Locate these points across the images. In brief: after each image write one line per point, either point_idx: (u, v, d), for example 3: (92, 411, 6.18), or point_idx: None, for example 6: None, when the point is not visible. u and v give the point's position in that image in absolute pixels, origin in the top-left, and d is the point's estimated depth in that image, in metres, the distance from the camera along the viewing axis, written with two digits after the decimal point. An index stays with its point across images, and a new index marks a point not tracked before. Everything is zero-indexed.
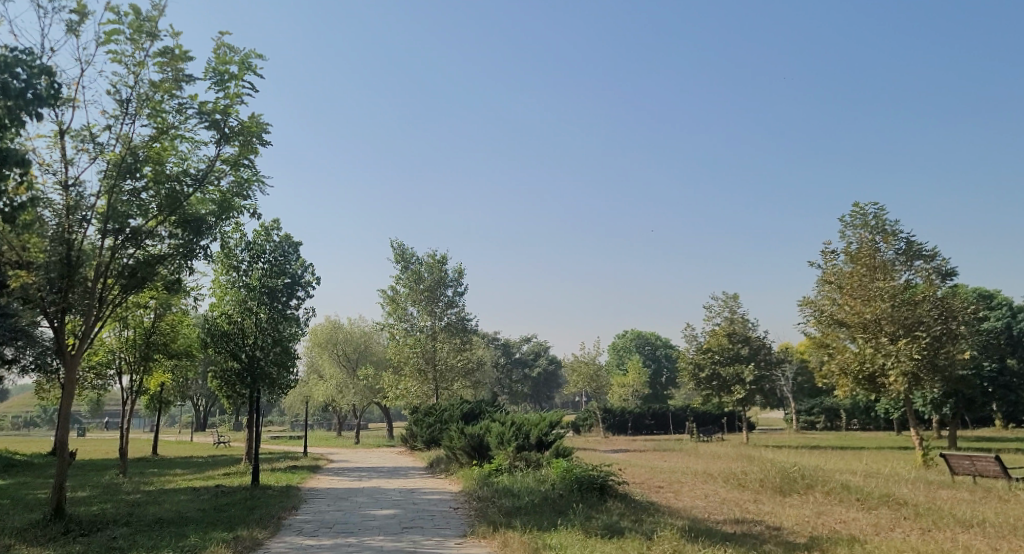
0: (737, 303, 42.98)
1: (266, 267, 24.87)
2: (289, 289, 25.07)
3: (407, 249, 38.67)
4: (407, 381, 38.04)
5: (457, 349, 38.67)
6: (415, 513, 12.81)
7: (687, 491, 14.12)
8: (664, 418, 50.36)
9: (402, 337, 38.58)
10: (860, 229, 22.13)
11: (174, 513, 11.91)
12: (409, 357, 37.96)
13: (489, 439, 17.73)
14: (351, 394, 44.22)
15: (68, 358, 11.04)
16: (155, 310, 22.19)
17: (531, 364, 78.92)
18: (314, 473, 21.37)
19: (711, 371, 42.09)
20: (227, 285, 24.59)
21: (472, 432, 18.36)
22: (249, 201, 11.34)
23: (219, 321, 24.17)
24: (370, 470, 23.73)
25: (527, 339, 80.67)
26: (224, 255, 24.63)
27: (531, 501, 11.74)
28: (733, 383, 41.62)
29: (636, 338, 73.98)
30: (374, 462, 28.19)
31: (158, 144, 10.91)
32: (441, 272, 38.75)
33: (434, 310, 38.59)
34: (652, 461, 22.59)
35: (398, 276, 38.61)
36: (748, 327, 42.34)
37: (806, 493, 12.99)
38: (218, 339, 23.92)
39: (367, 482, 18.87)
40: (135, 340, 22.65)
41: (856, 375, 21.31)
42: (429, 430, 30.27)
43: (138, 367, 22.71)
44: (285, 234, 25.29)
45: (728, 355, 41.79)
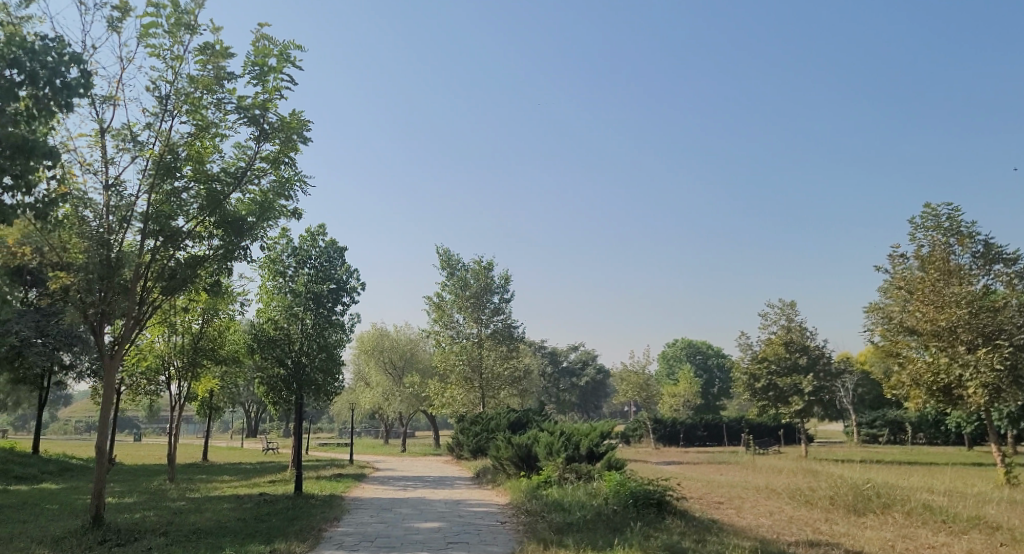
0: (794, 311, 41.60)
1: (312, 273, 24.76)
2: (335, 295, 24.91)
3: (453, 255, 38.34)
4: (453, 389, 37.65)
5: (504, 357, 38.14)
6: (462, 526, 12.25)
7: (749, 508, 13.27)
8: (717, 429, 48.99)
9: (449, 345, 38.20)
10: (933, 232, 21.01)
11: (214, 522, 11.55)
12: (456, 364, 37.56)
13: (537, 450, 17.10)
14: (397, 401, 44.02)
15: (108, 362, 10.76)
16: (202, 316, 22.29)
17: (579, 373, 78.00)
18: (360, 482, 21.00)
19: (766, 382, 40.79)
20: (273, 291, 24.46)
21: (521, 442, 17.73)
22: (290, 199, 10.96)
23: (265, 327, 24.10)
24: (416, 479, 23.28)
25: (575, 348, 79.78)
26: (271, 260, 24.56)
27: (584, 516, 11.09)
28: (790, 394, 40.22)
29: (686, 347, 72.52)
30: (421, 471, 27.79)
31: (197, 142, 10.57)
32: (488, 278, 38.27)
33: (481, 317, 38.14)
34: (708, 475, 21.64)
35: (445, 283, 38.25)
36: (805, 336, 40.90)
37: (882, 514, 12.06)
38: (265, 345, 23.86)
39: (412, 492, 18.39)
40: (184, 346, 22.70)
41: (930, 386, 20.15)
42: (476, 439, 29.76)
43: (187, 373, 22.77)
44: (331, 239, 25.12)
45: (785, 364, 40.48)
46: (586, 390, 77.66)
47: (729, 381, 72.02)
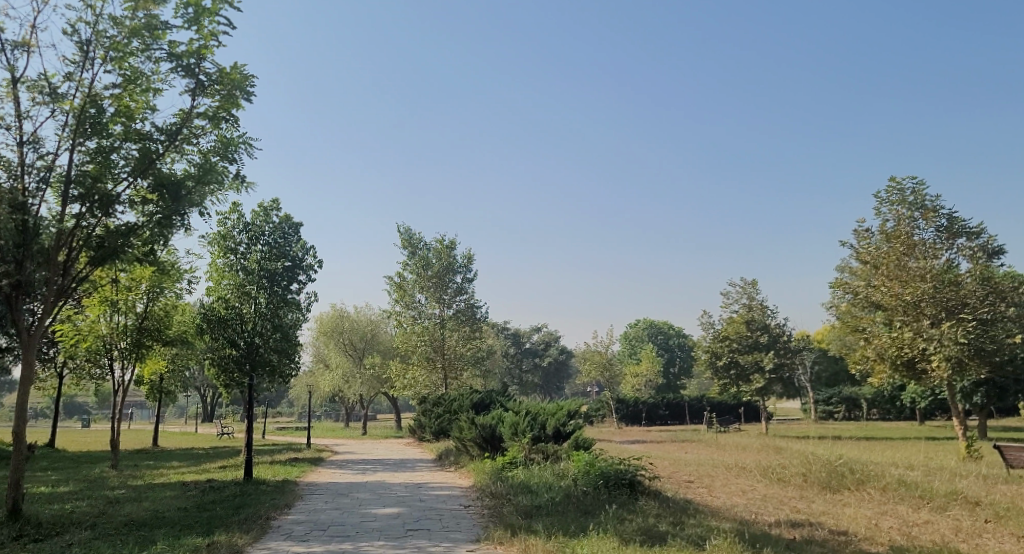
0: (756, 290, 41.55)
1: (267, 250, 23.67)
2: (290, 273, 23.89)
3: (413, 234, 37.38)
4: (415, 370, 36.88)
5: (466, 337, 37.39)
6: (423, 512, 11.52)
7: (721, 487, 12.77)
8: (679, 408, 49.01)
9: (409, 326, 37.29)
10: (897, 206, 20.76)
11: (150, 512, 10.64)
12: (417, 345, 36.74)
13: (501, 430, 16.41)
14: (358, 384, 43.11)
15: (26, 338, 9.77)
16: (146, 294, 21.12)
17: (542, 353, 77.67)
18: (316, 466, 20.13)
19: (729, 360, 40.80)
20: (224, 268, 23.17)
21: (484, 422, 17.03)
22: (231, 159, 10.06)
23: (216, 306, 22.92)
24: (376, 462, 22.48)
25: (537, 329, 79.37)
26: (221, 236, 23.34)
27: (551, 499, 10.45)
28: (752, 372, 40.23)
29: (648, 327, 72.61)
30: (381, 454, 27.03)
31: (126, 96, 9.63)
32: (449, 258, 37.38)
33: (443, 297, 37.27)
34: (677, 454, 21.23)
35: (405, 262, 37.27)
36: (767, 314, 40.88)
37: (858, 490, 11.64)
38: (215, 325, 22.73)
39: (371, 476, 17.60)
40: (127, 328, 21.46)
41: (894, 361, 19.92)
42: (438, 421, 29.05)
43: (131, 355, 21.44)
44: (285, 215, 24.03)
45: (747, 343, 40.44)
46: (549, 371, 77.41)
47: (690, 360, 72.36)
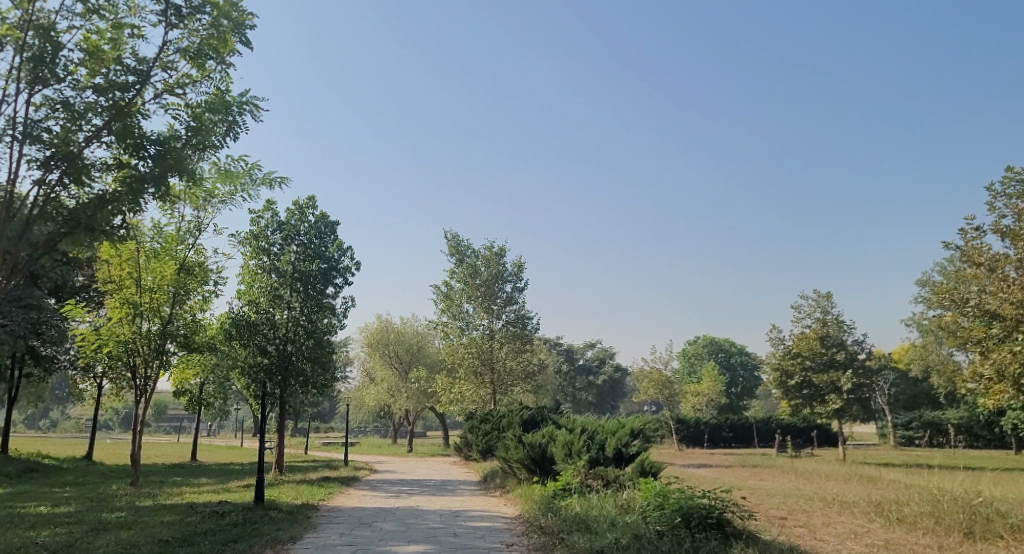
0: (830, 303, 38.45)
1: (302, 251, 22.06)
2: (325, 275, 22.20)
3: (461, 240, 35.55)
4: (462, 384, 34.97)
5: (517, 351, 35.27)
6: (457, 550, 9.41)
7: (826, 528, 10.33)
8: (744, 430, 45.89)
9: (457, 337, 35.40)
10: (1017, 199, 17.97)
11: (123, 546, 8.73)
12: (464, 358, 34.78)
13: (552, 451, 14.18)
14: (403, 399, 41.42)
15: None
16: (172, 294, 19.34)
17: (596, 371, 74.97)
18: (347, 486, 18.19)
19: (801, 379, 37.81)
20: (256, 271, 21.54)
21: (534, 441, 14.80)
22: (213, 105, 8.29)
23: (246, 310, 21.39)
24: (415, 483, 20.44)
25: (591, 345, 76.77)
26: (254, 235, 21.72)
27: (619, 543, 8.24)
28: (827, 392, 37.09)
29: (708, 345, 69.35)
30: (423, 474, 25.10)
31: (94, 36, 8.02)
32: (499, 266, 35.37)
33: (492, 307, 35.25)
34: (753, 482, 18.67)
35: (453, 270, 35.45)
36: (844, 329, 37.68)
37: (1014, 540, 9.18)
38: (244, 329, 21.14)
39: (404, 500, 15.51)
40: (150, 334, 19.57)
41: (1016, 379, 17.07)
42: (485, 439, 26.94)
43: (154, 363, 19.75)
44: (322, 213, 22.41)
45: (822, 360, 37.30)
46: (603, 390, 74.64)
47: (753, 381, 68.81)
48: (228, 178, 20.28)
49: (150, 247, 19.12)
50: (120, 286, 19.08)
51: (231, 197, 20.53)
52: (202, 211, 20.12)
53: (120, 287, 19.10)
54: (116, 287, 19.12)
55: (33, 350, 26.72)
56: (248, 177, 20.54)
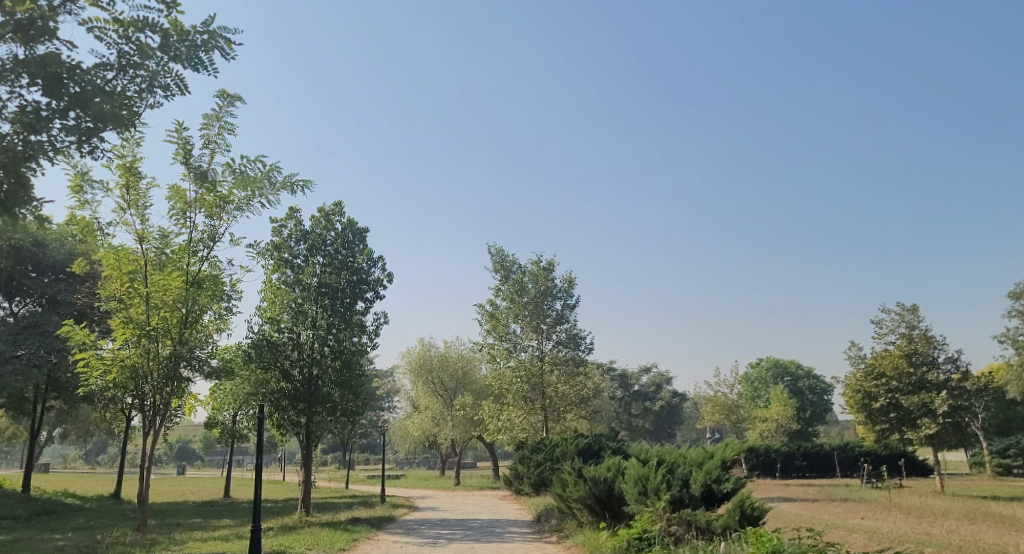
0: (916, 317, 34.83)
1: (330, 262, 19.83)
2: (354, 290, 19.91)
3: (507, 255, 33.14)
4: (511, 411, 32.34)
5: (569, 375, 32.49)
6: None
7: None
8: (820, 458, 42.07)
9: (504, 360, 32.84)
10: None
11: None
12: (513, 383, 32.15)
13: (621, 487, 11.40)
14: (449, 427, 38.94)
15: None
16: (185, 309, 17.22)
17: (652, 397, 71.39)
18: (377, 530, 15.67)
19: (887, 402, 34.20)
20: (278, 286, 19.31)
21: (597, 476, 12.08)
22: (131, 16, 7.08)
23: (266, 329, 19.15)
24: (458, 523, 17.84)
25: (647, 370, 73.28)
26: (276, 246, 19.52)
27: None
28: (918, 417, 33.31)
29: (772, 368, 65.46)
30: (470, 510, 22.57)
31: None
32: (548, 283, 32.80)
33: (541, 327, 32.59)
34: (861, 525, 15.60)
35: (498, 287, 33.00)
36: (934, 346, 34.00)
37: None
38: (264, 350, 18.88)
39: (442, 551, 12.93)
40: (159, 357, 17.26)
41: None
42: (537, 471, 24.23)
43: (165, 389, 17.49)
44: (349, 219, 20.23)
45: (909, 381, 33.66)
46: (661, 417, 70.95)
47: (821, 405, 64.57)
48: (244, 182, 18.17)
49: (157, 259, 17.10)
50: (127, 304, 16.94)
51: (248, 204, 18.37)
52: (216, 219, 18.04)
53: (126, 304, 16.92)
54: (122, 306, 16.99)
55: (54, 382, 24.85)
56: (268, 181, 18.43)
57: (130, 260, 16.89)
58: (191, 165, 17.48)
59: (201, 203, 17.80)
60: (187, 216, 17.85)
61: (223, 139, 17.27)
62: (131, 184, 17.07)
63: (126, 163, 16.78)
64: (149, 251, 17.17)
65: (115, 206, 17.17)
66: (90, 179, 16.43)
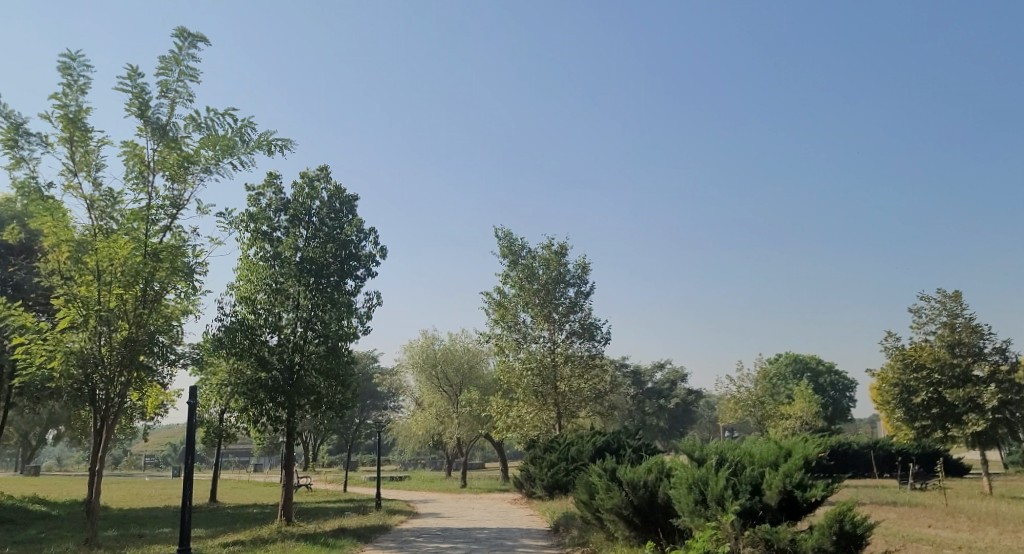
0: (959, 305, 32.13)
1: (314, 235, 17.36)
2: (342, 266, 17.43)
3: (516, 239, 30.67)
4: (521, 407, 29.82)
5: (584, 368, 29.94)
6: None
7: None
8: (851, 457, 39.45)
9: (513, 353, 30.35)
10: None
11: None
12: (523, 377, 29.64)
13: (674, 497, 9.01)
14: (454, 425, 36.49)
15: None
16: (142, 286, 14.74)
17: (666, 395, 68.77)
18: (365, 544, 13.11)
19: (929, 396, 31.48)
20: (256, 262, 16.84)
21: (634, 480, 10.08)
22: None
23: (241, 312, 16.69)
24: (462, 534, 15.29)
25: (660, 366, 70.62)
26: (253, 217, 17.03)
27: None
28: (964, 412, 30.57)
29: (791, 363, 62.86)
30: (477, 516, 20.11)
31: None
32: (560, 268, 30.26)
33: (553, 315, 30.08)
34: (943, 541, 13.10)
35: (506, 273, 30.53)
36: (980, 336, 31.14)
37: None
38: (238, 334, 16.40)
39: None
40: (110, 344, 14.83)
41: None
42: (550, 472, 21.76)
43: (120, 381, 15.04)
44: (336, 186, 17.77)
45: (954, 374, 31.03)
46: (675, 415, 68.35)
47: (842, 402, 62.01)
48: (212, 140, 15.64)
49: (104, 228, 14.57)
50: (75, 282, 14.50)
51: (217, 166, 15.84)
52: (180, 183, 15.55)
53: (72, 281, 14.46)
54: (69, 283, 14.54)
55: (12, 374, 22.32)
56: (241, 139, 15.92)
57: (75, 228, 14.42)
58: (149, 120, 14.97)
59: (164, 165, 15.19)
60: (146, 179, 15.23)
61: (185, 87, 14.76)
62: (78, 141, 14.57)
63: (69, 114, 14.26)
64: (98, 220, 14.72)
65: (62, 168, 14.71)
66: (25, 132, 14.05)
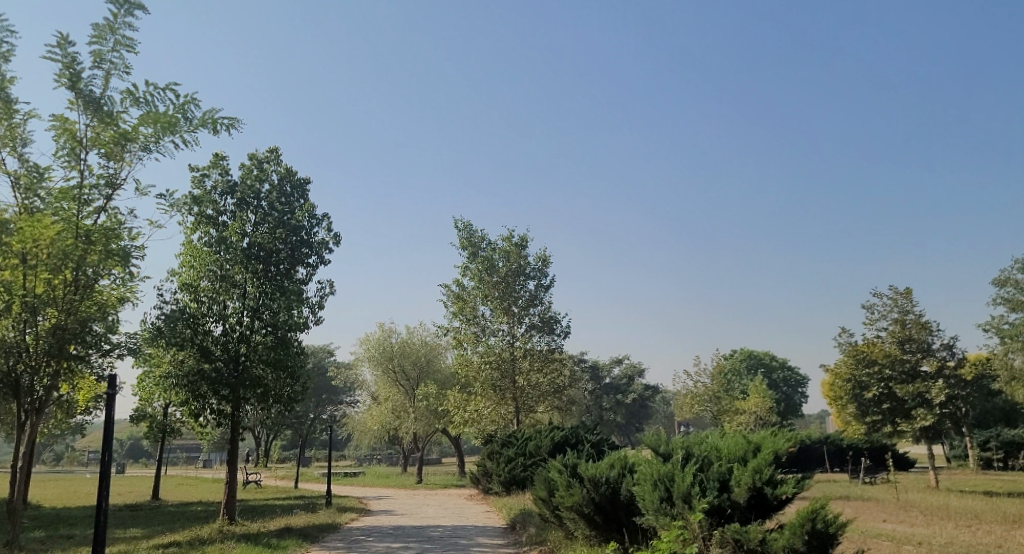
0: (910, 301, 32.38)
1: (262, 220, 16.54)
2: (293, 253, 16.69)
3: (475, 230, 30.07)
4: (478, 401, 29.26)
5: (542, 362, 29.49)
6: None
7: None
8: (806, 452, 39.75)
9: (471, 346, 29.77)
10: None
11: None
12: (481, 371, 29.08)
13: (639, 494, 8.61)
14: (410, 420, 35.81)
15: None
16: (73, 270, 13.80)
17: (624, 390, 68.89)
18: (310, 544, 12.41)
19: (880, 391, 31.68)
20: (200, 247, 15.96)
21: (597, 476, 9.67)
22: None
23: (183, 299, 15.82)
24: (415, 532, 14.66)
25: (619, 361, 70.70)
26: (196, 200, 16.14)
27: None
28: (913, 407, 30.85)
29: (747, 359, 63.42)
30: (432, 513, 19.48)
31: None
32: (520, 261, 29.75)
33: (512, 308, 29.55)
34: (903, 536, 12.88)
35: (465, 264, 29.94)
36: (929, 332, 31.43)
37: None
38: (180, 322, 15.52)
39: None
40: (36, 332, 13.91)
41: None
42: (507, 467, 21.22)
43: (47, 371, 14.13)
44: (287, 169, 16.95)
45: (903, 369, 31.24)
46: (633, 411, 68.50)
47: (796, 397, 62.78)
48: (152, 116, 14.71)
49: (29, 208, 13.58)
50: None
51: (156, 144, 14.91)
52: (117, 162, 14.63)
53: None
54: None
55: None
56: (183, 116, 15.01)
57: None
58: (81, 92, 14.04)
59: (98, 142, 14.23)
60: (79, 156, 14.24)
61: (121, 58, 13.88)
62: (4, 113, 13.62)
63: None
64: (24, 199, 13.73)
65: None
66: None
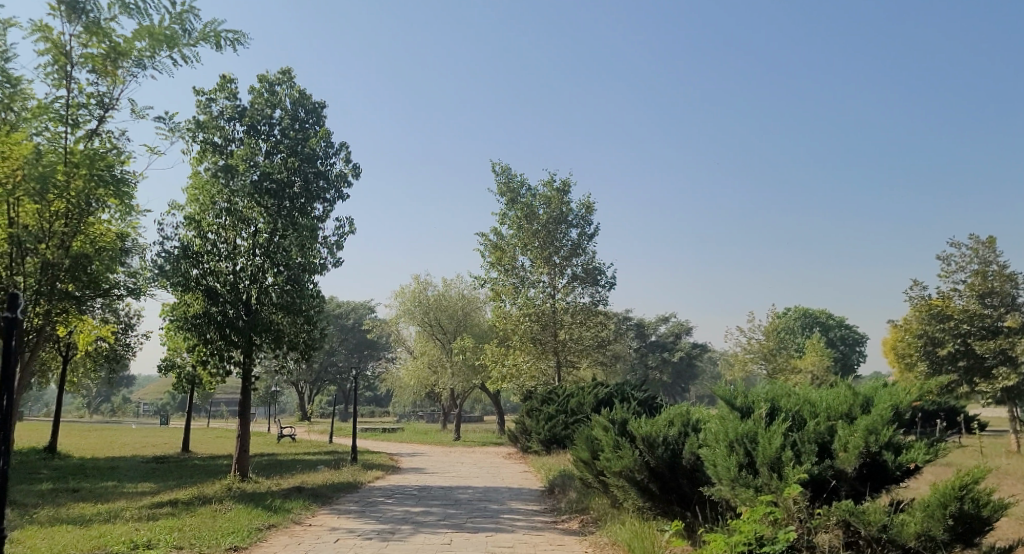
0: (992, 252, 29.73)
1: (274, 150, 14.91)
2: (309, 186, 15.10)
3: (514, 174, 28.16)
4: (517, 355, 27.64)
5: (586, 315, 27.65)
6: None
7: None
8: None
9: (509, 298, 28.09)
10: None
11: None
12: (520, 324, 27.42)
13: (719, 465, 7.11)
14: (448, 375, 34.47)
15: None
16: (61, 201, 12.36)
17: (670, 348, 66.75)
18: (319, 508, 10.93)
19: (956, 348, 29.07)
20: (206, 178, 14.45)
21: (652, 435, 7.95)
22: None
23: (188, 236, 14.37)
24: (441, 494, 13.15)
25: (665, 319, 68.48)
26: (201, 125, 14.55)
27: None
28: (994, 366, 28.18)
29: (801, 318, 60.73)
30: (465, 472, 18.01)
31: None
32: (562, 207, 27.78)
33: (554, 258, 27.72)
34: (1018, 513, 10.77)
35: (504, 211, 28.11)
36: (1014, 285, 28.83)
37: None
38: (183, 260, 14.06)
39: (395, 548, 8.17)
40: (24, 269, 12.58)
41: None
42: (548, 425, 19.61)
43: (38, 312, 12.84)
44: (300, 91, 15.25)
45: (983, 326, 28.66)
46: (679, 369, 66.43)
47: (852, 358, 60.05)
48: (146, 28, 13.09)
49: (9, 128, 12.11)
50: None
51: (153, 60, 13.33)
52: (109, 80, 13.11)
53: None
54: None
55: None
56: (181, 28, 13.36)
57: None
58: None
59: (88, 56, 12.72)
60: (67, 73, 12.72)
61: None
62: None
63: None
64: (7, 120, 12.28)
65: None
66: None
